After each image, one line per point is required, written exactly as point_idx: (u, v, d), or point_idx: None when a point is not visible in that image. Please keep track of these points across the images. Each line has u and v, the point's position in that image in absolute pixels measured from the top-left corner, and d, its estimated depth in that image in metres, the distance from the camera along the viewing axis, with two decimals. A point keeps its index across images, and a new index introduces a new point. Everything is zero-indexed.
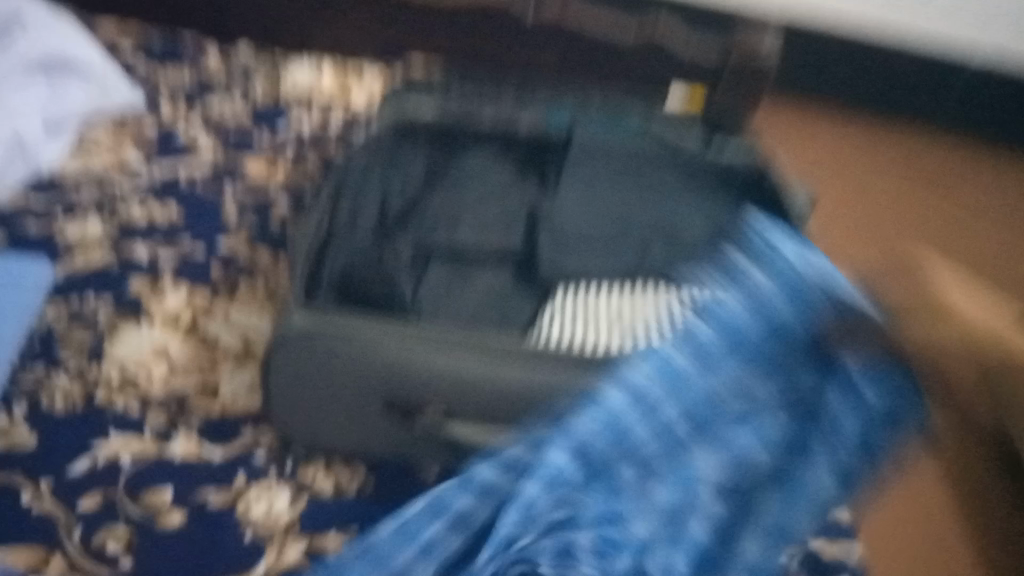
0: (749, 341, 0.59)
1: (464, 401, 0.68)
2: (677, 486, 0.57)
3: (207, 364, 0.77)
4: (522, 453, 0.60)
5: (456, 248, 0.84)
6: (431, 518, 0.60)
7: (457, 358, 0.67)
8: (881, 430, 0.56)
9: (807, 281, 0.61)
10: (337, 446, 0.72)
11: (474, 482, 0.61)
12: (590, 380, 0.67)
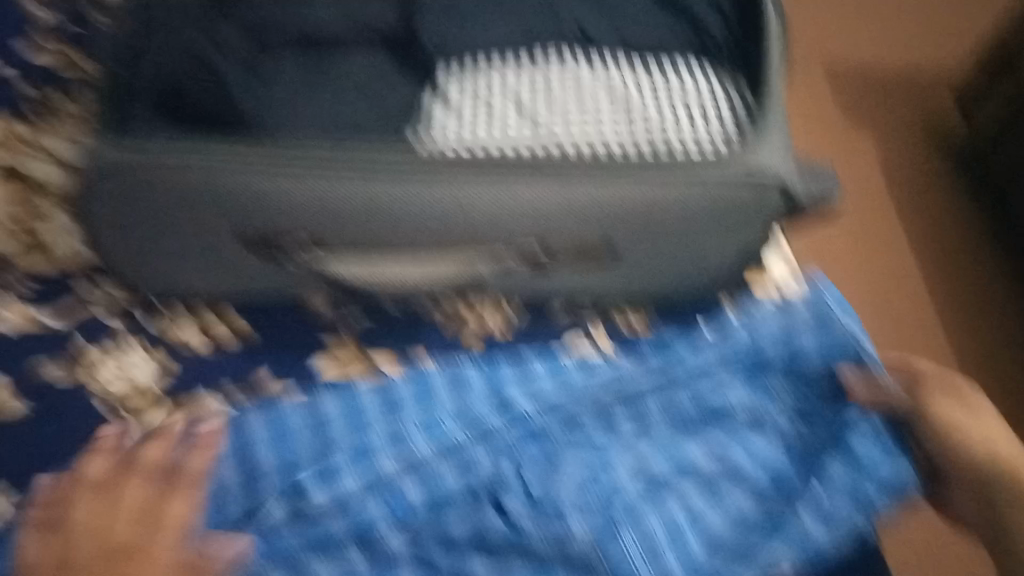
0: (656, 399, 0.63)
1: (337, 232, 0.60)
2: (506, 518, 0.56)
3: (28, 224, 0.68)
4: (379, 425, 0.60)
5: (313, 41, 0.72)
6: (268, 437, 0.59)
7: (320, 183, 0.57)
8: (846, 471, 0.59)
9: (773, 378, 0.64)
10: (203, 289, 0.66)
11: (324, 420, 0.60)
12: (492, 194, 0.58)
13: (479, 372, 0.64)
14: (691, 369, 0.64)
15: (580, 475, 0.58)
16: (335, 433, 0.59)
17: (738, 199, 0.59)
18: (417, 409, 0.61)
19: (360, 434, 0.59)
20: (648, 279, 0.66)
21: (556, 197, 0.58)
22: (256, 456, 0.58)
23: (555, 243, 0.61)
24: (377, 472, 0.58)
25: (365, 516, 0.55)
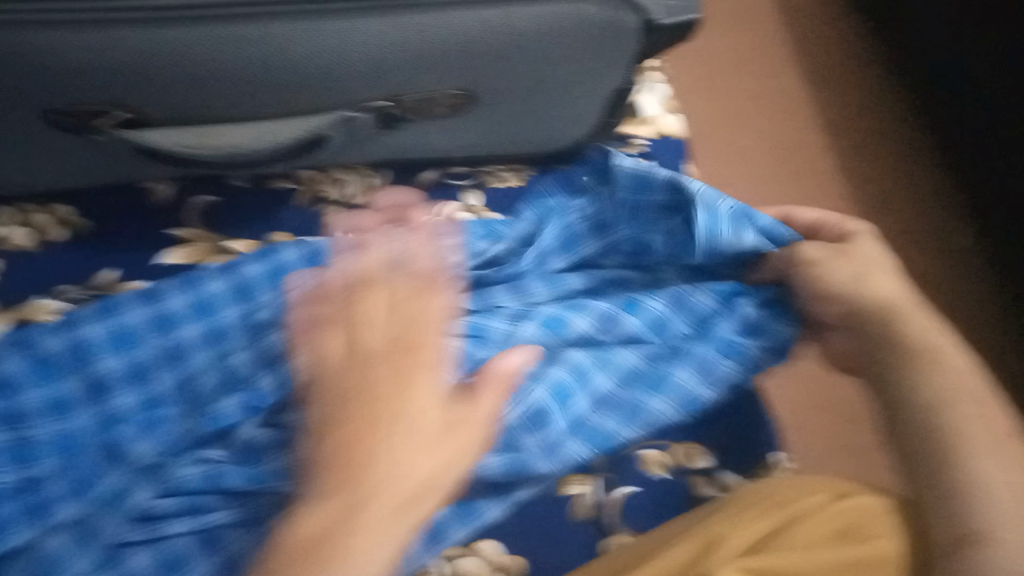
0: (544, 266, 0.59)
1: (157, 100, 0.51)
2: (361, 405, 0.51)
3: None
4: (233, 314, 0.54)
5: None
6: (107, 333, 0.52)
7: (99, 33, 0.46)
8: (732, 325, 0.54)
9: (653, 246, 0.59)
10: (20, 186, 0.58)
11: (169, 309, 0.54)
12: (305, 38, 0.48)
13: (340, 248, 0.58)
14: (569, 242, 0.60)
15: (457, 360, 0.52)
16: (180, 323, 0.53)
17: (588, 19, 0.50)
18: (267, 287, 0.56)
19: (212, 323, 0.54)
20: (519, 131, 0.61)
21: (384, 37, 0.49)
22: (91, 356, 0.51)
23: (408, 94, 0.54)
24: (230, 368, 0.53)
25: (221, 412, 0.51)
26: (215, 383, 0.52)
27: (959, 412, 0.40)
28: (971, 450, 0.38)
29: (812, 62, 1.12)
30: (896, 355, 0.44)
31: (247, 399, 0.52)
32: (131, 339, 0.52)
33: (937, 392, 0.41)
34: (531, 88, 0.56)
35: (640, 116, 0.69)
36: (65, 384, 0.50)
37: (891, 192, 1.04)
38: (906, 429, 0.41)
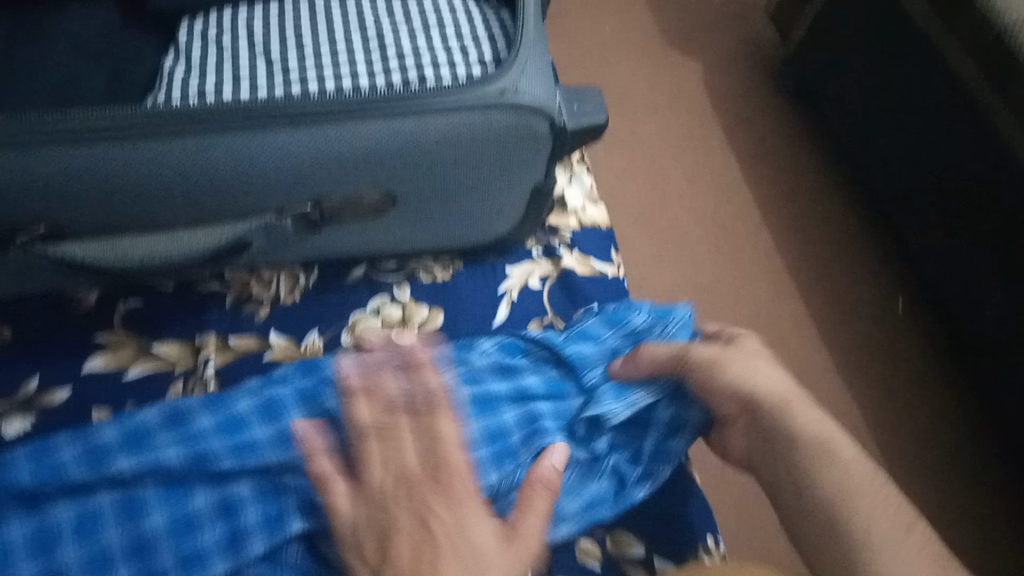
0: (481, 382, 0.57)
1: (82, 211, 0.52)
2: (278, 506, 0.48)
3: None
4: (169, 438, 0.49)
5: None
6: (29, 469, 0.47)
7: (19, 154, 0.47)
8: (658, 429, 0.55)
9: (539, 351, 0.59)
10: None
11: (95, 444, 0.49)
12: (235, 149, 0.50)
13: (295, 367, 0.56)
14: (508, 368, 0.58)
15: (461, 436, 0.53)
16: (115, 459, 0.48)
17: (502, 127, 0.53)
18: (206, 414, 0.51)
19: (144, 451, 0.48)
20: (446, 229, 0.62)
21: (303, 150, 0.51)
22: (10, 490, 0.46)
23: (329, 201, 0.55)
24: (180, 509, 0.47)
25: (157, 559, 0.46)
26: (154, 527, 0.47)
27: (849, 503, 0.44)
28: (868, 547, 0.42)
29: (746, 140, 1.16)
30: (784, 452, 0.47)
31: (183, 546, 0.46)
32: (60, 473, 0.47)
33: (831, 491, 0.44)
34: (449, 189, 0.57)
35: (566, 207, 0.72)
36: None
37: (829, 262, 1.06)
38: (803, 509, 0.45)
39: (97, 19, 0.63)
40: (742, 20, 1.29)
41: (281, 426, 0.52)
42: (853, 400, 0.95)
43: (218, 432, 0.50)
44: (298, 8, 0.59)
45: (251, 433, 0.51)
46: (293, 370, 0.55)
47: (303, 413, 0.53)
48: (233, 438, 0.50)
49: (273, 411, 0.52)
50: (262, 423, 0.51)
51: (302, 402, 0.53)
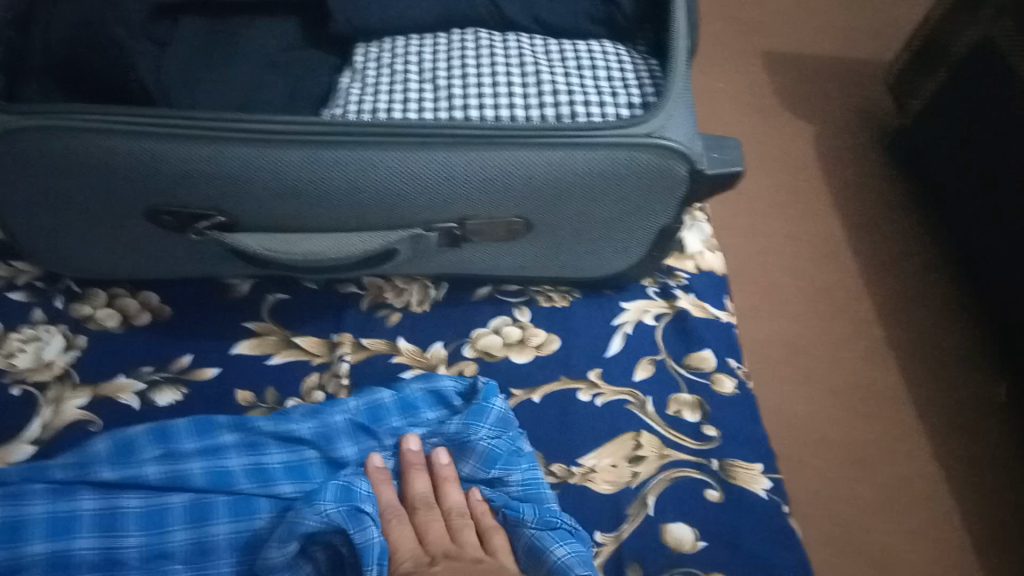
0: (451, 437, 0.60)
1: (254, 206, 0.57)
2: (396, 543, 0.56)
3: None
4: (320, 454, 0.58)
5: None
6: (203, 452, 0.56)
7: (216, 148, 0.53)
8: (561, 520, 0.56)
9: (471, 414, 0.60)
10: (117, 273, 0.64)
11: (258, 442, 0.57)
12: (399, 164, 0.55)
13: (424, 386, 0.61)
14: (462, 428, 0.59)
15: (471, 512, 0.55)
16: (278, 480, 0.57)
17: (644, 165, 0.56)
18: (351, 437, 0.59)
19: (296, 462, 0.57)
20: (571, 261, 0.66)
21: (459, 169, 0.55)
22: (189, 486, 0.55)
23: (472, 219, 0.59)
24: None
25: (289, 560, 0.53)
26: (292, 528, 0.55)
27: None
28: None
29: (857, 209, 1.16)
30: None
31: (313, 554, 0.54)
32: (231, 476, 0.56)
33: None
34: (585, 222, 0.61)
35: (684, 251, 0.75)
36: (165, 499, 0.55)
37: (932, 338, 1.04)
38: None
39: (280, 39, 0.70)
40: (862, 91, 1.30)
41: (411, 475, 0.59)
42: (948, 480, 0.92)
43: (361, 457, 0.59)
44: (465, 44, 0.65)
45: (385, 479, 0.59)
46: (425, 398, 0.61)
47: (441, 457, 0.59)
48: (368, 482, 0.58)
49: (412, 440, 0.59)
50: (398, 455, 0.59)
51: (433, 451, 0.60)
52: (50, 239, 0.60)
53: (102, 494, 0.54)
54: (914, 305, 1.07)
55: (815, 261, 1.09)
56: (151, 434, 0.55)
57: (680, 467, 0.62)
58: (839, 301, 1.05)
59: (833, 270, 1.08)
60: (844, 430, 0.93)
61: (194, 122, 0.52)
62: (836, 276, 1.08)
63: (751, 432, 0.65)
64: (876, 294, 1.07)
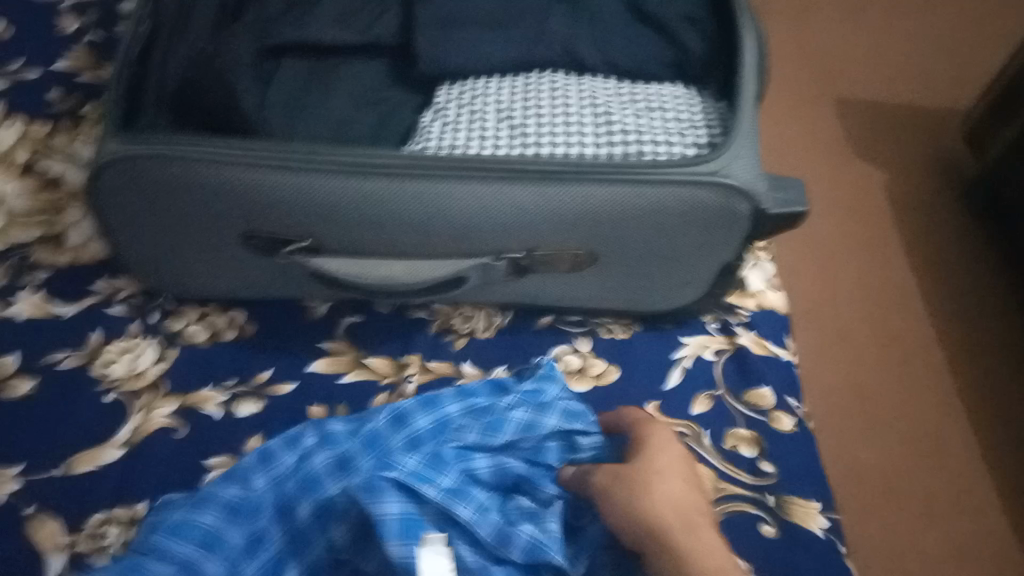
0: (536, 421, 0.60)
1: (334, 233, 0.61)
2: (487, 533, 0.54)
3: (43, 213, 0.74)
4: (388, 428, 0.59)
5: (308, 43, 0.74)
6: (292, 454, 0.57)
7: (305, 178, 0.57)
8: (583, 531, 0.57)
9: (549, 401, 0.61)
10: (207, 292, 0.69)
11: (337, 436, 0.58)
12: (472, 196, 0.58)
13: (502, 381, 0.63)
14: (542, 407, 0.61)
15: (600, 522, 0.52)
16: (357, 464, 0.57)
17: (706, 203, 0.58)
18: (423, 412, 0.59)
19: (370, 442, 0.58)
20: (632, 295, 0.68)
21: (528, 201, 0.58)
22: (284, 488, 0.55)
23: (538, 249, 0.62)
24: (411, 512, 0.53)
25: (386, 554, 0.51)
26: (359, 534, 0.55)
27: None
28: None
29: (927, 255, 1.14)
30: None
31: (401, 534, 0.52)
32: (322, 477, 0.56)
33: None
34: (649, 256, 0.63)
35: (746, 289, 0.76)
36: (257, 510, 0.55)
37: (1006, 390, 1.01)
38: None
39: (365, 79, 0.75)
40: (936, 137, 1.28)
41: (496, 458, 0.59)
42: (1020, 537, 0.89)
43: (432, 429, 0.59)
44: (538, 85, 0.69)
45: (473, 463, 0.59)
46: (483, 385, 0.62)
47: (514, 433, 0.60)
48: (459, 466, 0.58)
49: (480, 415, 0.60)
50: (480, 436, 0.59)
51: (517, 425, 0.60)
52: (151, 258, 0.65)
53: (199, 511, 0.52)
54: (988, 357, 1.04)
55: (883, 306, 1.07)
56: (255, 457, 0.56)
57: (735, 501, 0.63)
58: (908, 348, 1.04)
59: (902, 316, 1.07)
60: (911, 479, 0.91)
61: (284, 155, 0.56)
62: (903, 321, 1.06)
63: (809, 472, 0.65)
64: (948, 342, 1.05)
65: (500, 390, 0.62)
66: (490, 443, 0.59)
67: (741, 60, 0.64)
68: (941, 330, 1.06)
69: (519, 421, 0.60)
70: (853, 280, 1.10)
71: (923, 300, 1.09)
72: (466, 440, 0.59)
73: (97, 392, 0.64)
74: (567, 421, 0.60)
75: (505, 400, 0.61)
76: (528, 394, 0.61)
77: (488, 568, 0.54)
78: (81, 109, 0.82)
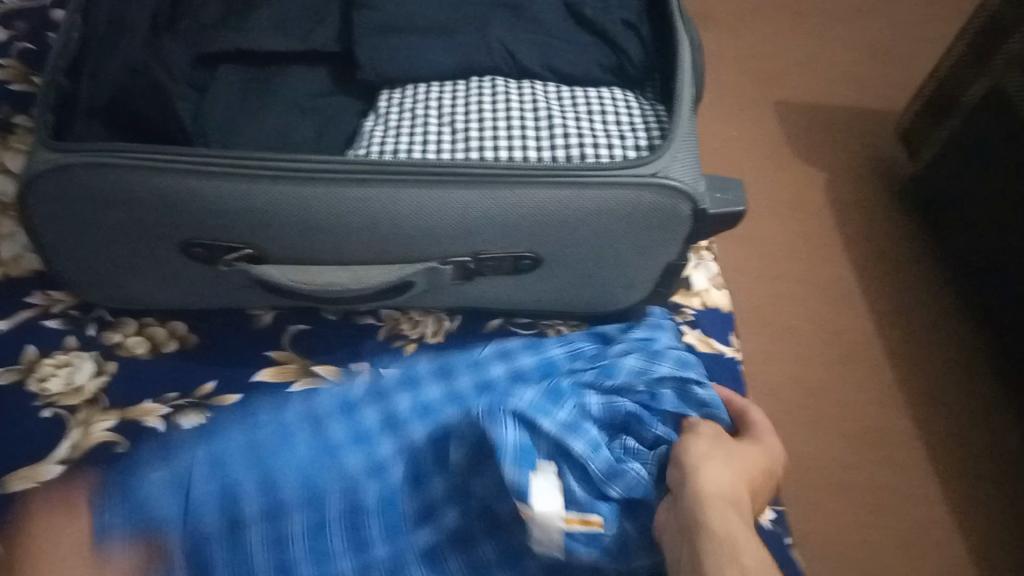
0: (654, 369, 0.66)
1: (277, 241, 0.60)
2: (587, 446, 0.61)
3: None
4: (520, 395, 0.63)
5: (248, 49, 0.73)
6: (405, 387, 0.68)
7: (245, 185, 0.56)
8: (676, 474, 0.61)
9: (660, 365, 0.66)
10: (148, 304, 0.67)
11: (449, 371, 0.69)
12: (417, 201, 0.58)
13: (620, 330, 0.71)
14: (652, 358, 0.67)
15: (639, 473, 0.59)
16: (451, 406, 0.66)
17: (648, 205, 0.59)
18: (528, 355, 0.70)
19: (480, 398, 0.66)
20: (580, 296, 0.68)
21: (473, 205, 0.58)
22: (400, 423, 0.66)
23: (484, 253, 0.62)
24: (520, 442, 0.60)
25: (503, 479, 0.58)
26: (470, 464, 0.63)
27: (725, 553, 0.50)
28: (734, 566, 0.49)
29: (865, 252, 1.18)
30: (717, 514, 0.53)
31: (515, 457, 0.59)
32: (436, 408, 0.67)
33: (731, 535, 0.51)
34: (594, 258, 0.64)
35: (690, 288, 0.77)
36: (380, 448, 0.65)
37: (942, 379, 1.05)
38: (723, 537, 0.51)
39: (310, 85, 0.74)
40: (871, 138, 1.33)
41: (608, 396, 0.64)
42: (962, 522, 0.92)
43: (537, 369, 0.69)
44: (483, 90, 0.69)
45: (585, 397, 0.64)
46: (587, 337, 0.72)
47: (631, 363, 0.67)
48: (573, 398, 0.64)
49: (601, 369, 0.67)
50: (587, 397, 0.64)
51: (630, 372, 0.66)
52: (88, 270, 0.64)
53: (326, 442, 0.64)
54: (925, 349, 1.08)
55: (824, 303, 1.10)
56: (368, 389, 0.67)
57: None
58: (849, 341, 1.07)
59: (843, 312, 1.10)
60: (856, 472, 0.94)
61: (222, 163, 0.56)
62: (843, 316, 1.09)
63: None
64: (888, 336, 1.08)
65: (615, 352, 0.68)
66: (605, 384, 0.65)
67: (678, 64, 0.66)
68: (880, 324, 1.09)
69: (631, 367, 0.66)
70: (797, 278, 1.12)
71: (863, 296, 1.12)
72: (582, 380, 0.66)
73: (32, 409, 0.62)
74: (678, 369, 0.66)
75: (620, 349, 0.68)
76: (644, 345, 0.68)
77: (595, 502, 0.59)
78: (12, 119, 0.80)
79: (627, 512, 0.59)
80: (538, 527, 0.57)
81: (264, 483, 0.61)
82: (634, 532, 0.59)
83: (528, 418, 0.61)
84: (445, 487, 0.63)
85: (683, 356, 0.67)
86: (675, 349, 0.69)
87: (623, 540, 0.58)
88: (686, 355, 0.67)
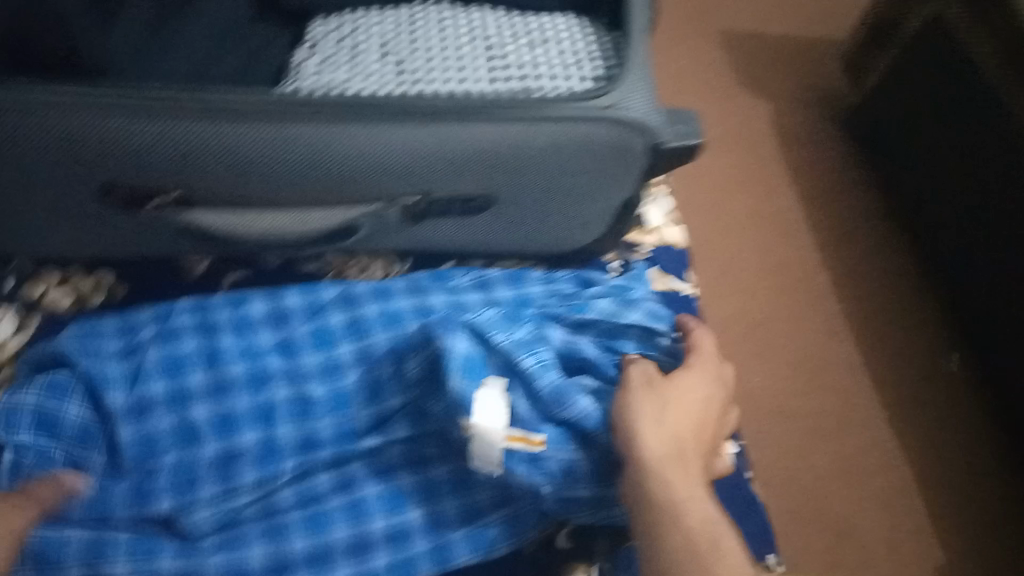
0: (624, 318, 0.63)
1: (210, 184, 0.56)
2: (539, 366, 0.57)
3: None
4: (482, 318, 0.60)
5: None
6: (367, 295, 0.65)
7: (170, 126, 0.52)
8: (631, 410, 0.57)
9: (631, 314, 0.63)
10: (72, 256, 0.63)
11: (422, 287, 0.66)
12: (361, 139, 0.54)
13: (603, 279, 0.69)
14: (625, 302, 0.64)
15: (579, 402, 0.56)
16: (408, 319, 0.64)
17: (605, 141, 0.56)
18: (505, 286, 0.68)
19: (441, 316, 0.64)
20: (534, 235, 0.66)
21: (421, 143, 0.55)
22: (364, 329, 0.63)
23: (435, 193, 0.59)
24: (464, 355, 0.58)
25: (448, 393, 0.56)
26: (420, 372, 0.60)
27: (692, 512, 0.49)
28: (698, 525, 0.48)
29: (813, 183, 1.18)
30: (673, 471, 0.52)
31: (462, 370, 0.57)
32: (401, 317, 0.64)
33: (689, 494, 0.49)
34: (550, 195, 0.61)
35: (645, 225, 0.75)
36: (335, 348, 0.63)
37: (886, 307, 1.07)
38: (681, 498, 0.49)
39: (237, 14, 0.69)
40: (819, 67, 1.31)
41: (571, 334, 0.61)
42: (902, 446, 0.95)
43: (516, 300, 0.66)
44: (426, 19, 0.65)
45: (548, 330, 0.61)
46: (572, 278, 0.69)
47: (602, 306, 0.64)
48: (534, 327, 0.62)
49: (574, 307, 0.64)
50: (552, 332, 0.61)
51: (599, 312, 0.63)
52: (2, 222, 0.59)
53: (274, 329, 0.63)
54: (870, 278, 1.09)
55: (772, 235, 1.11)
56: (326, 292, 0.65)
57: None
58: (796, 273, 1.07)
59: (790, 244, 1.10)
60: (803, 402, 0.96)
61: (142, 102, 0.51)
62: (791, 248, 1.10)
63: None
64: (834, 267, 1.09)
65: (587, 294, 0.66)
66: (574, 318, 0.63)
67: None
68: (827, 255, 1.10)
69: (602, 309, 0.64)
70: (745, 211, 1.12)
71: (810, 227, 1.13)
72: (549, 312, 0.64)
73: None
74: (648, 320, 0.63)
75: (594, 294, 0.66)
76: (616, 292, 0.66)
77: (540, 424, 0.57)
78: None
79: (580, 438, 0.56)
80: (478, 439, 0.55)
81: (215, 385, 0.60)
82: (586, 468, 0.55)
83: (482, 338, 0.59)
84: (397, 402, 0.60)
85: (655, 314, 0.64)
86: (649, 300, 0.66)
87: (571, 466, 0.55)
88: (656, 309, 0.65)
